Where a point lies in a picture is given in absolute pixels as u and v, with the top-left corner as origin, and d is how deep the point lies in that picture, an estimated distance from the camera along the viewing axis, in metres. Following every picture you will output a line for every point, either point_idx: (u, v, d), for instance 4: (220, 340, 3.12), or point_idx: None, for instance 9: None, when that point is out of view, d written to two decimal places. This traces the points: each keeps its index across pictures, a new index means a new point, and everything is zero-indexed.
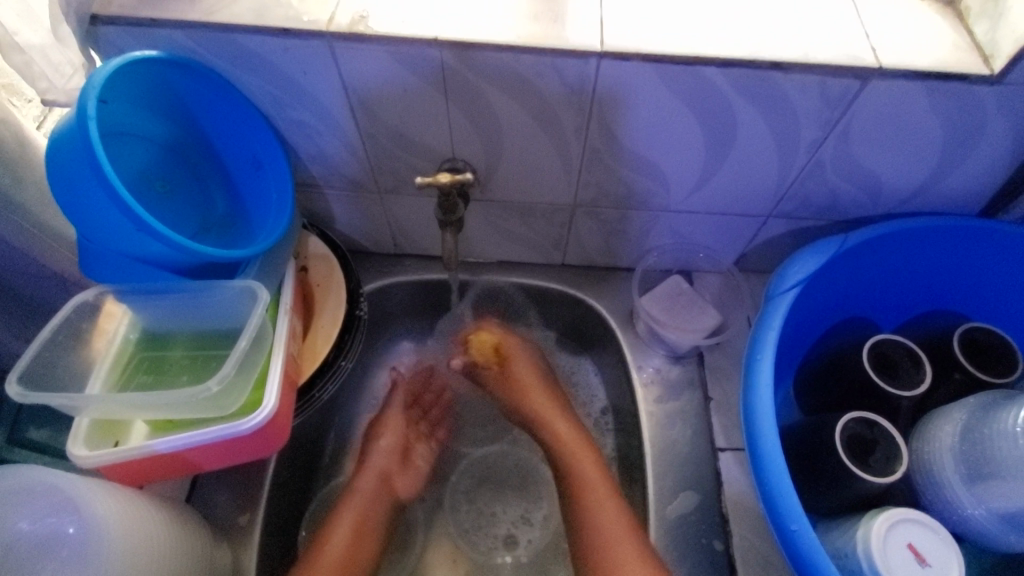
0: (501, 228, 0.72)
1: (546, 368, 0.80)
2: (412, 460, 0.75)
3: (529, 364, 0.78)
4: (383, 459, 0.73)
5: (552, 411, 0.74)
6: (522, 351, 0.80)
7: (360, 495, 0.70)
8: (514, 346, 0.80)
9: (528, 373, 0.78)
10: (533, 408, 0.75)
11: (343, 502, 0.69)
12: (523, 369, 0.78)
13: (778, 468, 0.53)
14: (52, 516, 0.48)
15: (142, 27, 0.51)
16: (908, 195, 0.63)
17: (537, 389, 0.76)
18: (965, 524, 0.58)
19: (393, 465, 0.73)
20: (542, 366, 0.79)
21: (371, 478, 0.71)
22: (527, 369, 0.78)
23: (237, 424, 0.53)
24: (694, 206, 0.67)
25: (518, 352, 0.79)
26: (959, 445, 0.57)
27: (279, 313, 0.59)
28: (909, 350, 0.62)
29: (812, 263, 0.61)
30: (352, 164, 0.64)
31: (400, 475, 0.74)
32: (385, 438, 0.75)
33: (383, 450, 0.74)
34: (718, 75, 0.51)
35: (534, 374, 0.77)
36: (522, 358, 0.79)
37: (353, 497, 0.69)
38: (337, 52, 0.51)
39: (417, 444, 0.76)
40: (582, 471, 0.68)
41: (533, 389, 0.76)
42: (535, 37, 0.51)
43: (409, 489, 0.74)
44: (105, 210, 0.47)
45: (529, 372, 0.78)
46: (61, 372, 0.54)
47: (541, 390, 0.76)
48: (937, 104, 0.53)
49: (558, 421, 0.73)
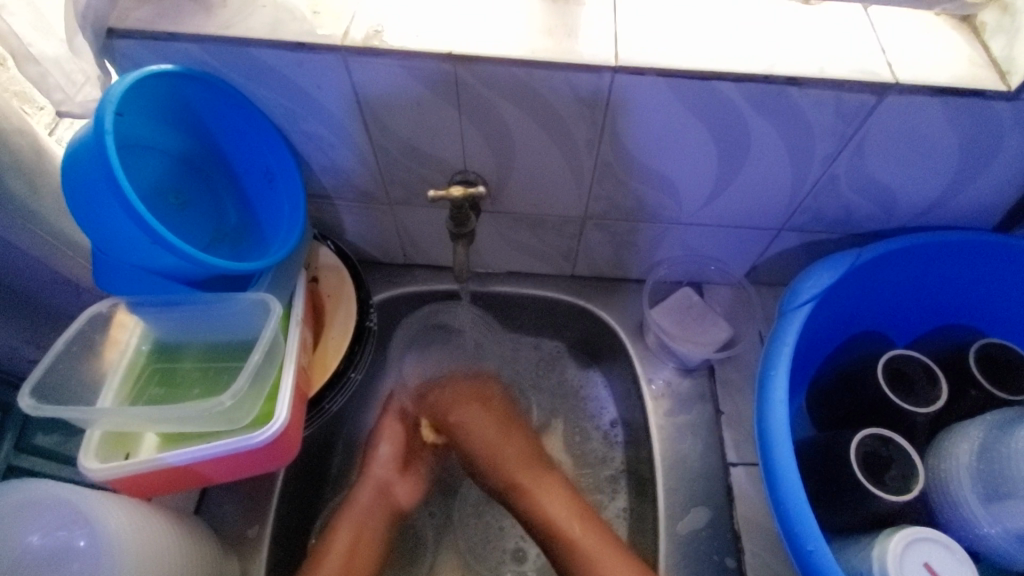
0: (511, 239, 0.72)
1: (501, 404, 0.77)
2: (413, 466, 0.75)
3: (489, 420, 0.75)
4: (381, 469, 0.73)
5: (527, 476, 0.71)
6: (496, 394, 0.78)
7: (360, 506, 0.70)
8: (464, 415, 0.75)
9: (482, 427, 0.75)
10: (508, 478, 0.71)
11: (345, 513, 0.69)
12: (482, 436, 0.74)
13: (793, 485, 0.53)
14: (62, 529, 0.47)
15: (160, 41, 0.51)
16: (922, 209, 0.63)
17: (502, 445, 0.73)
18: (981, 543, 0.57)
19: (391, 475, 0.73)
20: (495, 409, 0.76)
21: (371, 491, 0.71)
22: (492, 433, 0.74)
23: (248, 438, 0.52)
24: (706, 218, 0.66)
25: (462, 415, 0.75)
26: (975, 464, 0.56)
27: (291, 324, 0.59)
28: (924, 366, 0.61)
29: (826, 277, 0.61)
30: (363, 176, 0.64)
31: (398, 484, 0.73)
32: (385, 447, 0.74)
33: (383, 460, 0.73)
34: (732, 90, 0.51)
35: (498, 431, 0.74)
36: (484, 425, 0.75)
37: (352, 510, 0.69)
38: (352, 66, 0.51)
39: (419, 451, 0.77)
40: (550, 509, 0.68)
41: (497, 448, 0.73)
42: (549, 51, 0.51)
43: (409, 496, 0.74)
44: (121, 224, 0.48)
45: (494, 423, 0.75)
46: (74, 383, 0.54)
47: (515, 449, 0.73)
48: (953, 120, 0.52)
49: (533, 487, 0.70)
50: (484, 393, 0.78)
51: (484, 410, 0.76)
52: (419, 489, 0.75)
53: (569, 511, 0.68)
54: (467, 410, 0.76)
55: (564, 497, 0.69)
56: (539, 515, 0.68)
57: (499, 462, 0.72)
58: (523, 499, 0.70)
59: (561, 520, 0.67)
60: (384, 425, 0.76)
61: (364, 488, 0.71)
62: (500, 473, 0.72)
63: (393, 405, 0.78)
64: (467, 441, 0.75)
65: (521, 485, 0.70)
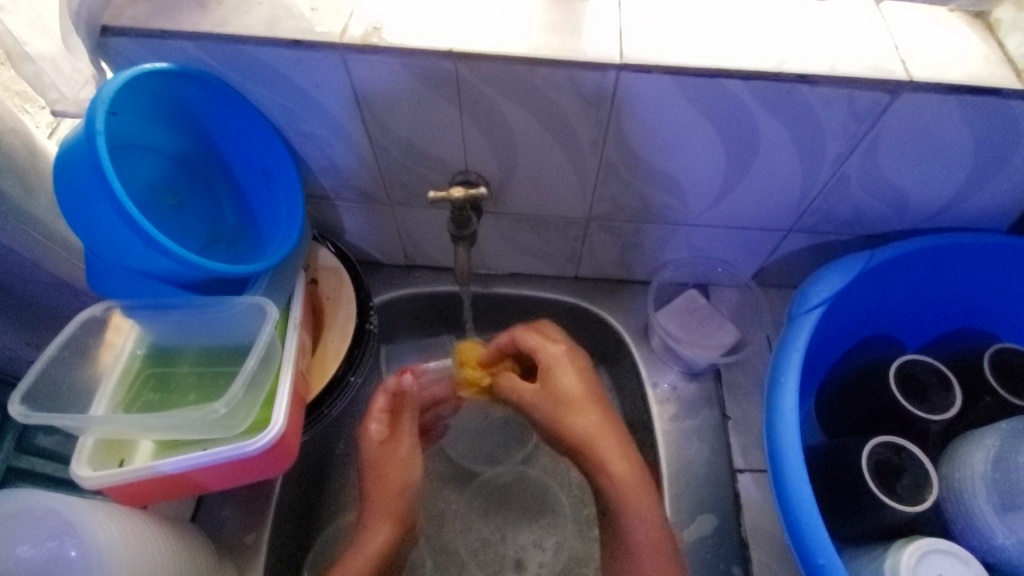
0: (515, 240, 0.71)
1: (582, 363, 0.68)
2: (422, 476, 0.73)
3: (577, 368, 0.67)
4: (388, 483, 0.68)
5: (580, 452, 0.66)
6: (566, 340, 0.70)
7: (378, 529, 0.67)
8: (529, 335, 0.69)
9: (557, 363, 0.67)
10: (580, 432, 0.65)
11: (373, 526, 0.67)
12: (558, 375, 0.66)
13: (803, 494, 0.51)
14: (53, 539, 0.46)
15: (154, 39, 0.50)
16: (935, 210, 0.61)
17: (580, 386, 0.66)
18: (996, 555, 0.56)
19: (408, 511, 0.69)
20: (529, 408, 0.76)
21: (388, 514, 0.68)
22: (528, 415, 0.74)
23: (244, 445, 0.51)
24: (713, 220, 0.65)
25: (545, 349, 0.68)
26: (991, 473, 0.55)
27: (288, 328, 0.58)
28: (937, 371, 0.60)
29: (836, 281, 0.59)
30: (364, 176, 0.63)
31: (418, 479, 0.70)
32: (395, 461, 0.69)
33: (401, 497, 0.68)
34: (741, 88, 0.49)
35: (578, 375, 0.67)
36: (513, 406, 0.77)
37: (371, 533, 0.66)
38: (350, 64, 0.50)
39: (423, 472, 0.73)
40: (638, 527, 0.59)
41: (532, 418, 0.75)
42: (553, 48, 0.49)
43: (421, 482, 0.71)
44: (114, 227, 0.47)
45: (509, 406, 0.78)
46: (67, 388, 0.53)
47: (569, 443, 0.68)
48: (969, 119, 0.51)
49: (606, 450, 0.63)
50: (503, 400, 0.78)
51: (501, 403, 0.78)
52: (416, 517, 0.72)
53: (623, 457, 0.63)
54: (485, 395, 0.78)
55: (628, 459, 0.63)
56: (607, 479, 0.62)
57: (554, 380, 0.66)
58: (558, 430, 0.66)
59: (640, 539, 0.59)
60: (400, 430, 0.70)
61: (382, 505, 0.68)
62: (575, 423, 0.65)
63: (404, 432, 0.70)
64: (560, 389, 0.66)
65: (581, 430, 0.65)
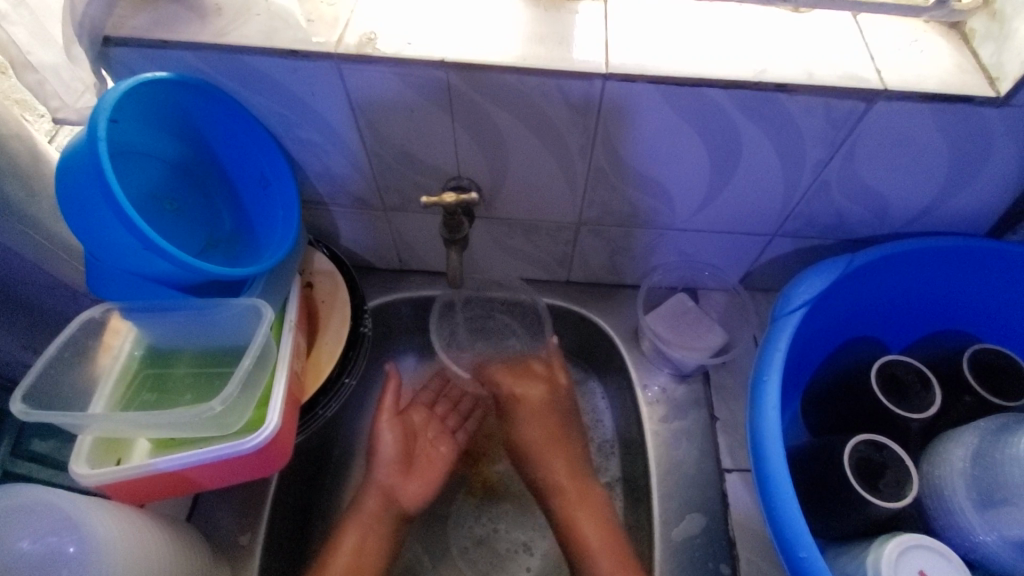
0: (507, 245, 0.72)
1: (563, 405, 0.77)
2: (418, 463, 0.75)
3: (545, 426, 0.75)
4: (384, 472, 0.72)
5: (570, 488, 0.72)
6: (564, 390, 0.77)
7: (365, 512, 0.70)
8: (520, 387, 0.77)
9: (540, 420, 0.75)
10: (555, 481, 0.73)
11: (363, 494, 0.71)
12: (531, 429, 0.75)
13: (785, 491, 0.52)
14: (53, 534, 0.48)
15: (155, 49, 0.52)
16: (916, 213, 0.63)
17: (549, 445, 0.74)
18: (977, 551, 0.57)
19: (396, 478, 0.72)
20: (553, 413, 0.75)
21: (380, 489, 0.71)
22: (541, 434, 0.75)
23: (240, 442, 0.52)
24: (699, 224, 0.66)
25: (527, 391, 0.77)
26: (970, 470, 0.56)
27: (284, 330, 0.59)
28: (917, 370, 0.61)
29: (819, 282, 0.61)
30: (358, 182, 0.65)
31: (406, 485, 0.73)
32: (387, 447, 0.73)
33: (385, 463, 0.73)
34: (722, 96, 0.51)
35: (558, 422, 0.75)
36: (540, 415, 0.75)
37: (359, 515, 0.69)
38: (345, 73, 0.52)
39: (432, 446, 0.77)
40: (584, 533, 0.68)
41: (547, 426, 0.75)
42: (540, 58, 0.51)
43: (415, 497, 0.73)
44: (115, 231, 0.48)
45: (548, 407, 0.76)
46: (67, 388, 0.54)
47: (562, 455, 0.74)
48: (943, 126, 0.53)
49: (574, 503, 0.71)
50: (554, 382, 0.77)
51: (546, 397, 0.76)
52: (430, 487, 0.74)
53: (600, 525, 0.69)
54: (529, 388, 0.77)
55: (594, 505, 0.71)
56: (574, 530, 0.69)
57: (521, 425, 0.76)
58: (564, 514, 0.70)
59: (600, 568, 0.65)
60: (382, 412, 0.75)
61: (377, 484, 0.71)
62: (546, 471, 0.73)
63: (382, 411, 0.75)
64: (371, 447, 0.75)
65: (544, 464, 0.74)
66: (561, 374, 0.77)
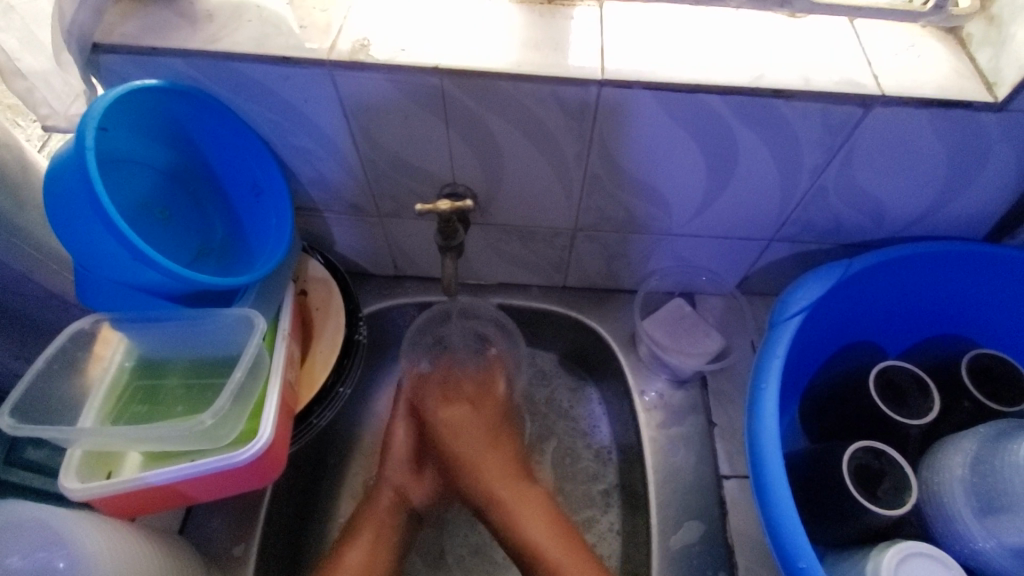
0: (503, 251, 0.72)
1: (489, 408, 0.77)
2: (427, 463, 0.77)
3: (480, 433, 0.75)
4: (397, 470, 0.73)
5: (512, 492, 0.70)
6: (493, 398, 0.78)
7: (379, 507, 0.70)
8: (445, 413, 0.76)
9: (472, 427, 0.76)
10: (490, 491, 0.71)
11: (376, 489, 0.72)
12: (466, 435, 0.75)
13: (784, 500, 0.52)
14: (43, 550, 0.46)
15: (143, 55, 0.51)
16: (913, 218, 0.63)
17: (488, 454, 0.73)
18: (978, 558, 0.56)
19: (407, 477, 0.74)
20: (499, 431, 0.76)
21: (392, 486, 0.72)
22: (480, 442, 0.74)
23: (233, 455, 0.52)
24: (696, 229, 0.66)
25: (451, 412, 0.77)
26: (970, 477, 0.56)
27: (277, 339, 0.58)
28: (916, 377, 0.61)
29: (816, 288, 0.60)
30: (352, 188, 0.64)
31: (415, 484, 0.74)
32: (400, 444, 0.75)
33: (399, 461, 0.74)
34: (718, 102, 0.51)
35: (487, 436, 0.75)
36: (468, 429, 0.76)
37: (372, 511, 0.70)
38: (338, 80, 0.51)
39: (436, 448, 0.78)
40: (530, 535, 0.67)
41: (481, 438, 0.75)
42: (534, 64, 0.50)
43: (423, 494, 0.75)
44: (104, 241, 0.47)
45: (477, 423, 0.76)
46: (56, 400, 0.53)
47: (501, 460, 0.73)
48: (940, 131, 0.52)
49: (512, 503, 0.70)
50: (491, 397, 0.78)
51: (474, 411, 0.77)
52: (433, 487, 0.76)
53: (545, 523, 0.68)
54: (455, 410, 0.77)
55: (540, 506, 0.69)
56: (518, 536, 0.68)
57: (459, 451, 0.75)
58: (507, 514, 0.69)
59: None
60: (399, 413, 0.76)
61: (391, 481, 0.72)
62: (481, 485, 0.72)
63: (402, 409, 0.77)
64: (386, 444, 0.75)
65: (491, 482, 0.72)
66: (497, 385, 0.79)
